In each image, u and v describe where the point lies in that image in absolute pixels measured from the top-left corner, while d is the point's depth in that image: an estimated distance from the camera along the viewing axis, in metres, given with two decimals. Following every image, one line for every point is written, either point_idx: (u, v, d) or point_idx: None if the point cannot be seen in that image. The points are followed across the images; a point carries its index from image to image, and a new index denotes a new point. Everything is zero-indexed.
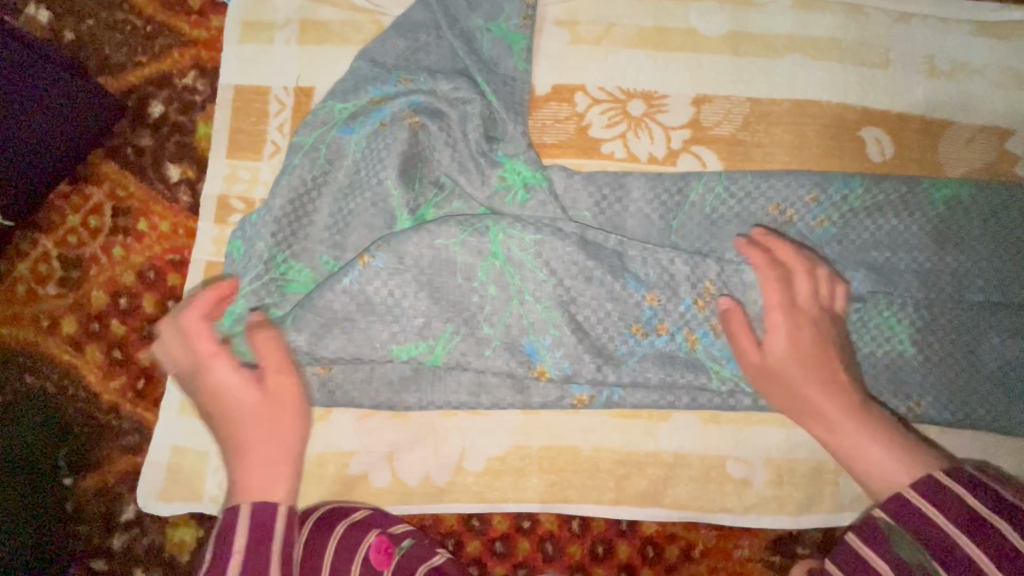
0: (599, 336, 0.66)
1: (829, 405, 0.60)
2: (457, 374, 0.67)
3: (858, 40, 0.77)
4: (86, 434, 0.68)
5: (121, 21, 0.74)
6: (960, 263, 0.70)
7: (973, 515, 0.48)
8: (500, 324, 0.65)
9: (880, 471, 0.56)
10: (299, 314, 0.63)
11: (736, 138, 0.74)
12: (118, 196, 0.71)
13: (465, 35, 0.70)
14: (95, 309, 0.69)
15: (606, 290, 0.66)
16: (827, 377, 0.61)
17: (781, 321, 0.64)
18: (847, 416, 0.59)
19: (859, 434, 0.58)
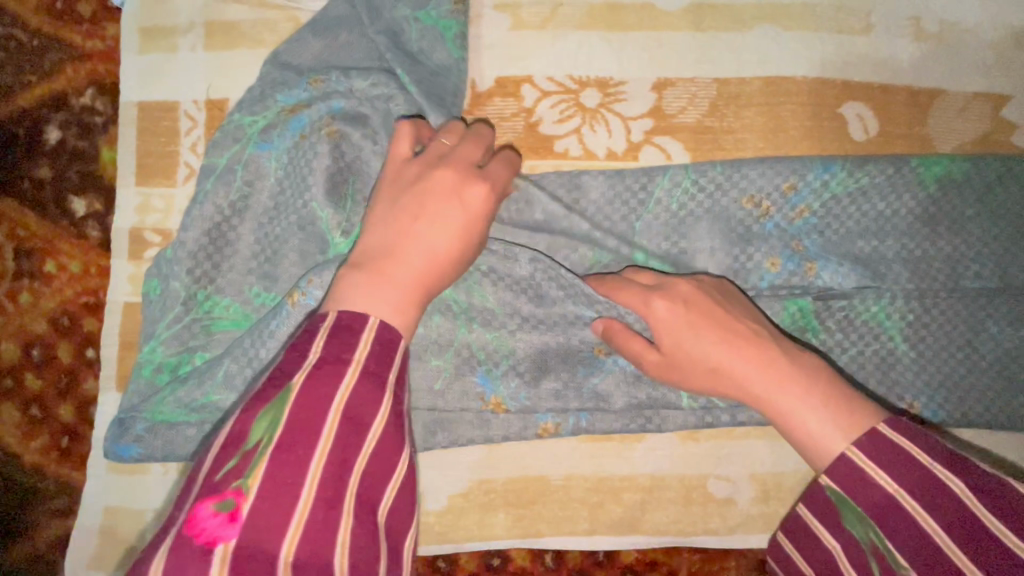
0: (553, 358, 0.61)
1: (749, 371, 0.50)
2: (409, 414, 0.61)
3: (835, 5, 0.69)
4: (10, 500, 0.63)
5: (5, 37, 0.65)
6: (951, 248, 0.64)
7: (920, 475, 0.39)
8: (449, 353, 0.60)
9: (821, 439, 0.45)
10: (227, 368, 0.56)
11: (703, 125, 0.67)
12: (19, 235, 0.64)
13: (390, 27, 0.62)
14: (6, 364, 0.63)
15: (560, 311, 0.61)
16: (730, 340, 0.51)
17: (646, 300, 0.55)
18: (762, 376, 0.49)
19: (787, 400, 0.47)
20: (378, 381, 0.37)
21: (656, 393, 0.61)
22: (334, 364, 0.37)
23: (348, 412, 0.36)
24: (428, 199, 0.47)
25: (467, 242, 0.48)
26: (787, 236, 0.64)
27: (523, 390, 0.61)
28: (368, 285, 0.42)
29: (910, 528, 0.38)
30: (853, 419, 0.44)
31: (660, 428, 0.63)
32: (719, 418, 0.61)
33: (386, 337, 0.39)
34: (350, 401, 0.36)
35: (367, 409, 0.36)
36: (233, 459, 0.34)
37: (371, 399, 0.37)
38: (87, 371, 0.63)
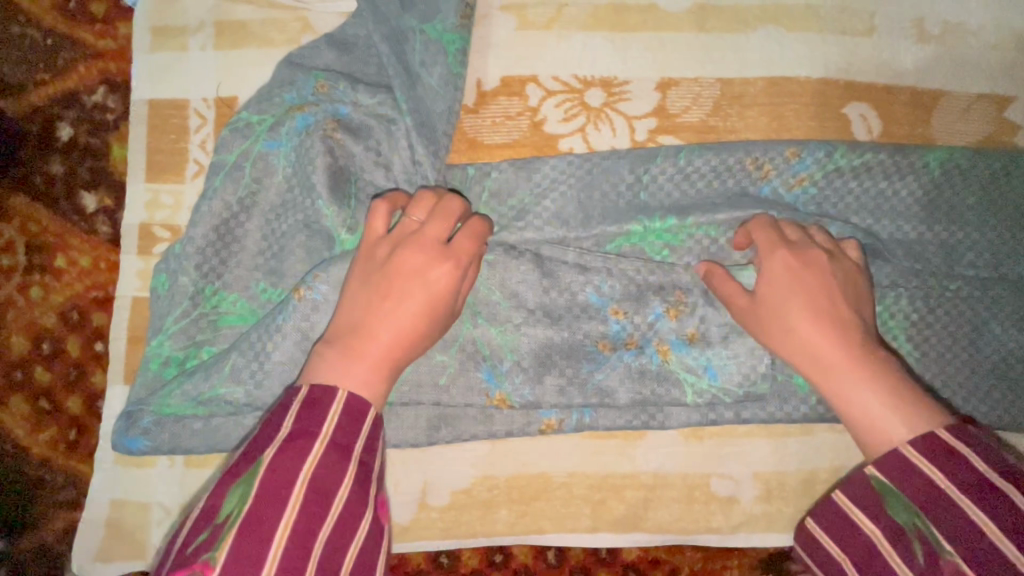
0: (557, 355, 0.62)
1: (829, 348, 0.50)
2: (414, 408, 0.62)
3: (838, 6, 0.69)
4: (18, 492, 0.63)
5: (19, 36, 0.66)
6: (952, 248, 0.64)
7: (969, 469, 0.40)
8: (454, 348, 0.61)
9: (878, 421, 0.46)
10: (234, 361, 0.56)
11: (706, 124, 0.67)
12: (31, 231, 0.65)
13: (396, 37, 0.61)
14: (16, 357, 0.64)
15: (567, 307, 0.62)
16: (822, 316, 0.52)
17: (771, 257, 0.55)
18: (842, 352, 0.50)
19: (853, 381, 0.48)
20: (342, 453, 0.41)
21: (660, 390, 0.62)
22: (302, 438, 0.41)
23: (312, 481, 0.39)
24: (400, 285, 0.51)
25: (434, 321, 0.52)
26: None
27: (528, 387, 0.61)
28: (346, 363, 0.48)
29: (958, 517, 0.39)
30: (914, 420, 0.45)
31: (663, 425, 0.63)
32: (722, 415, 0.62)
33: (353, 412, 0.44)
34: (316, 469, 0.40)
35: (333, 476, 0.40)
36: (204, 532, 0.37)
37: (336, 468, 0.40)
38: (95, 365, 0.64)
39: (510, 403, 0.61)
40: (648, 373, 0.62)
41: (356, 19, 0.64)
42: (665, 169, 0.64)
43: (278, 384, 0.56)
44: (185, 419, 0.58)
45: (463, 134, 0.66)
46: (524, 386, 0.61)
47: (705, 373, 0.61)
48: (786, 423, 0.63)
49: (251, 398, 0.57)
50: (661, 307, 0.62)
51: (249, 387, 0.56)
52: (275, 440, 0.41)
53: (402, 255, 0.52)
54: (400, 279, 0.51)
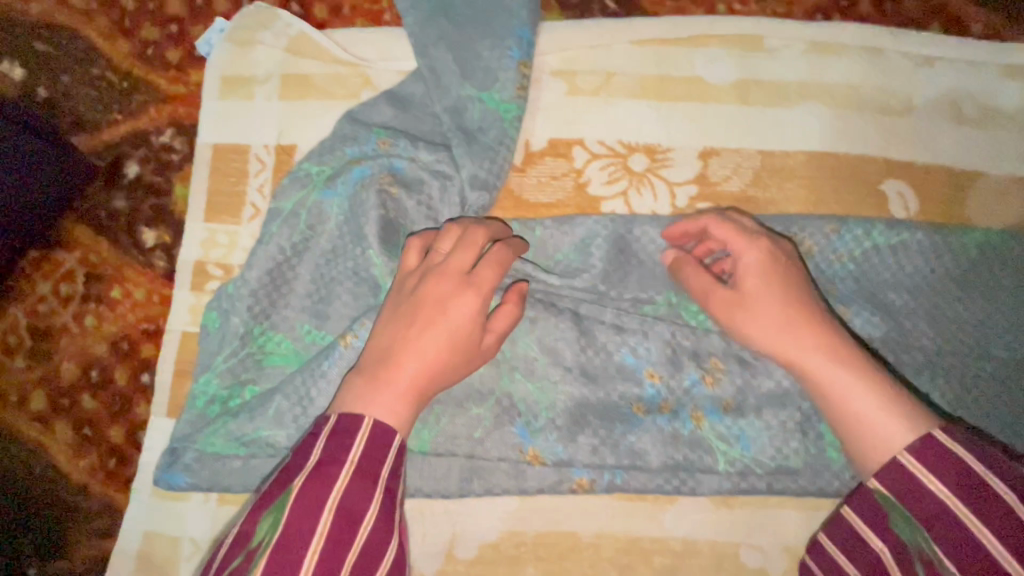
0: (591, 414, 0.63)
1: (815, 358, 0.52)
2: (449, 459, 0.62)
3: (878, 87, 0.71)
4: (53, 518, 0.64)
5: (97, 77, 0.70)
6: (989, 329, 0.65)
7: (961, 472, 0.43)
8: (489, 402, 0.62)
9: (864, 418, 0.49)
10: (278, 405, 0.58)
11: (746, 194, 0.69)
12: (91, 262, 0.67)
13: (455, 104, 0.65)
14: (65, 384, 0.66)
15: (604, 367, 0.64)
16: (796, 318, 0.54)
17: (743, 247, 0.58)
18: (815, 348, 0.53)
19: (835, 375, 0.51)
20: (366, 480, 0.44)
21: (691, 455, 0.63)
22: (330, 466, 0.43)
23: (340, 510, 0.42)
24: (430, 315, 0.52)
25: (462, 355, 0.53)
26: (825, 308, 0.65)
27: (561, 444, 0.62)
28: (369, 393, 0.49)
29: (954, 528, 0.42)
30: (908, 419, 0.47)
31: (694, 491, 0.63)
32: (755, 485, 0.62)
33: (376, 439, 0.46)
34: (342, 498, 0.42)
35: (359, 503, 0.43)
36: (240, 556, 0.40)
37: (361, 498, 0.43)
38: (140, 396, 0.66)
39: (542, 458, 0.62)
40: (681, 438, 0.63)
41: (416, 80, 0.67)
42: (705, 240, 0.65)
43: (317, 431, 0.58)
44: (224, 457, 0.59)
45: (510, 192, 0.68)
46: (558, 445, 0.62)
47: (737, 443, 0.62)
48: (818, 497, 0.63)
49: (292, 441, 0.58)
50: (696, 373, 0.63)
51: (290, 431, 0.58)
52: (304, 469, 0.43)
53: (429, 284, 0.53)
54: (425, 308, 0.53)
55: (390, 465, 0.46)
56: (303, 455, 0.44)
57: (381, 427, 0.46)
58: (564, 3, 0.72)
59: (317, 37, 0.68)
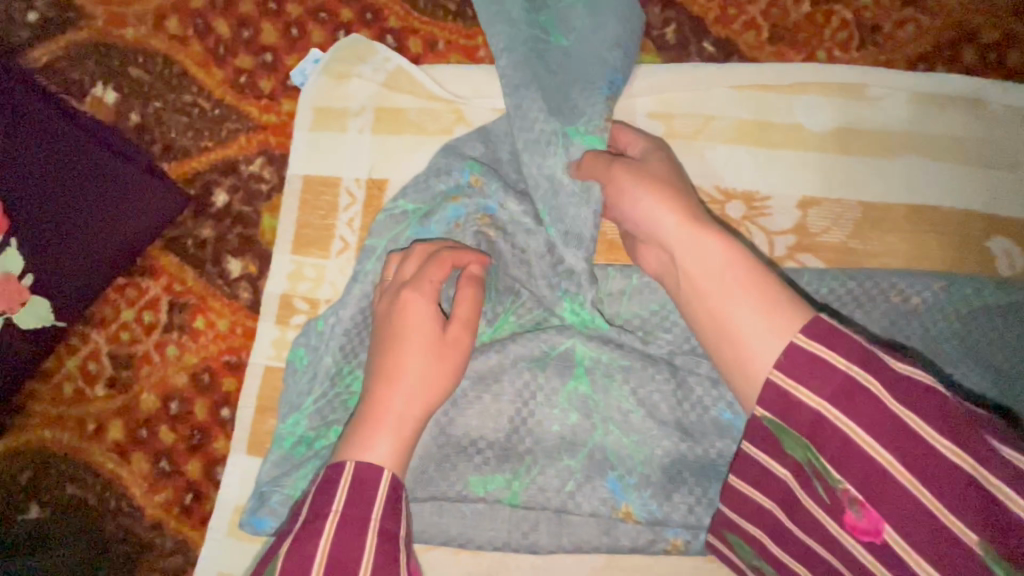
0: (689, 472, 0.60)
1: (701, 244, 0.48)
2: (540, 513, 0.60)
3: (982, 141, 0.69)
4: (124, 554, 0.62)
5: (190, 104, 0.70)
6: None
7: (881, 412, 0.37)
8: (582, 454, 0.60)
9: (739, 329, 0.44)
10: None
11: (846, 246, 0.67)
12: (175, 290, 0.67)
13: None
14: (143, 415, 0.64)
15: (700, 421, 0.61)
16: (676, 198, 0.52)
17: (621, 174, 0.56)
18: (681, 241, 0.49)
19: (711, 283, 0.46)
20: (354, 527, 0.42)
21: None
22: (315, 522, 0.42)
23: (330, 564, 0.40)
24: (404, 336, 0.52)
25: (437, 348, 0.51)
26: (933, 369, 0.62)
27: (655, 502, 0.60)
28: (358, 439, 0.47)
29: (864, 462, 0.37)
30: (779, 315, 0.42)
31: None
32: None
33: (362, 479, 0.44)
34: (330, 551, 0.40)
35: (351, 551, 0.41)
36: None
37: (350, 545, 0.41)
38: (218, 430, 0.64)
39: (636, 515, 0.59)
40: None
41: None
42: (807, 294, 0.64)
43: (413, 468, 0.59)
44: None
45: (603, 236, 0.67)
46: (654, 503, 0.60)
47: None
48: None
49: None
50: None
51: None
52: (287, 535, 0.42)
53: (385, 312, 0.54)
54: (386, 337, 0.52)
55: (381, 507, 0.44)
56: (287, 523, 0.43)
57: (366, 464, 0.45)
58: (660, 43, 0.71)
59: (414, 72, 0.67)
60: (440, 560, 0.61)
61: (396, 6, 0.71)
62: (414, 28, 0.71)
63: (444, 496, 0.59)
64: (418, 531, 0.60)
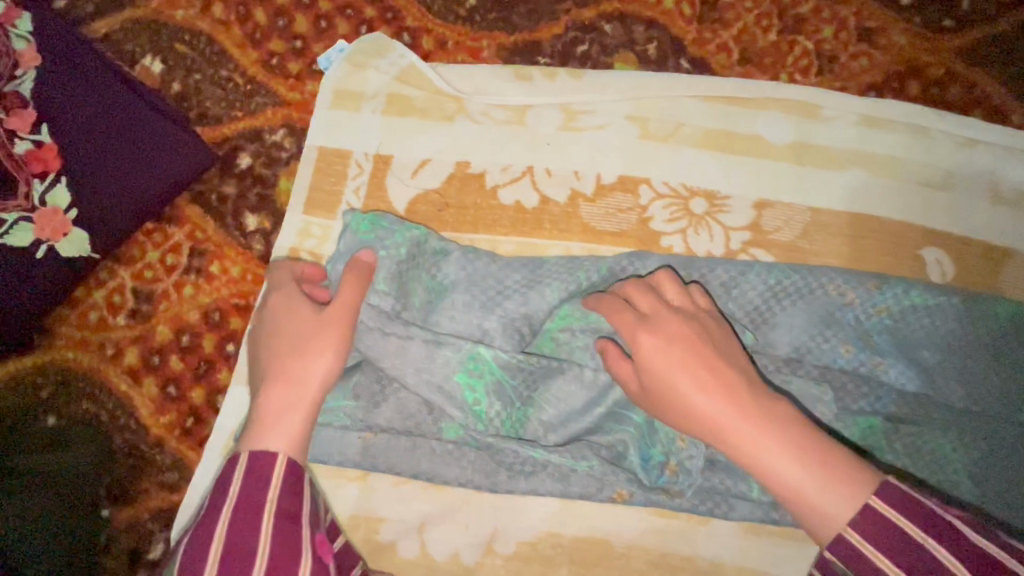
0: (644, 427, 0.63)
1: (748, 423, 0.51)
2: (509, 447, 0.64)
3: (922, 161, 0.77)
4: (129, 466, 0.70)
5: (226, 78, 0.80)
6: (1015, 384, 0.68)
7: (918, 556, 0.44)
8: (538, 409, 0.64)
9: (817, 505, 0.47)
10: (357, 381, 0.65)
11: (795, 245, 0.75)
12: (196, 237, 0.75)
13: (537, 141, 0.76)
14: (157, 344, 0.72)
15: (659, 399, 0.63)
16: (707, 369, 0.55)
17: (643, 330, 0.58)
18: (748, 422, 0.51)
19: (770, 453, 0.50)
20: (250, 513, 0.47)
21: (726, 481, 0.64)
22: (215, 511, 0.47)
23: (227, 549, 0.45)
24: (291, 325, 0.60)
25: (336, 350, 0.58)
26: (861, 356, 0.69)
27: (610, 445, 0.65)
28: (253, 435, 0.52)
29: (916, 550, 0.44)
30: (853, 479, 0.47)
31: (725, 516, 0.67)
32: (785, 515, 0.66)
33: (256, 467, 0.50)
34: (228, 535, 0.46)
35: (246, 536, 0.46)
36: None
37: (243, 533, 0.46)
38: (222, 363, 0.72)
39: (591, 466, 0.64)
40: (717, 463, 0.65)
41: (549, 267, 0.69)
42: (755, 283, 0.71)
43: (390, 411, 0.65)
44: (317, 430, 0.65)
45: (579, 219, 0.75)
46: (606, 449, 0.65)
47: None
48: None
49: (365, 415, 0.65)
50: None
51: (366, 407, 0.64)
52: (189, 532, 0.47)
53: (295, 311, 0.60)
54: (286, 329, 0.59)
55: (276, 488, 0.49)
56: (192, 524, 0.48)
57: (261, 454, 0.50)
58: (643, 57, 0.81)
59: (425, 67, 0.77)
60: (408, 493, 0.68)
61: (414, 8, 0.81)
62: (428, 28, 0.81)
63: (419, 433, 0.66)
64: (390, 460, 0.67)
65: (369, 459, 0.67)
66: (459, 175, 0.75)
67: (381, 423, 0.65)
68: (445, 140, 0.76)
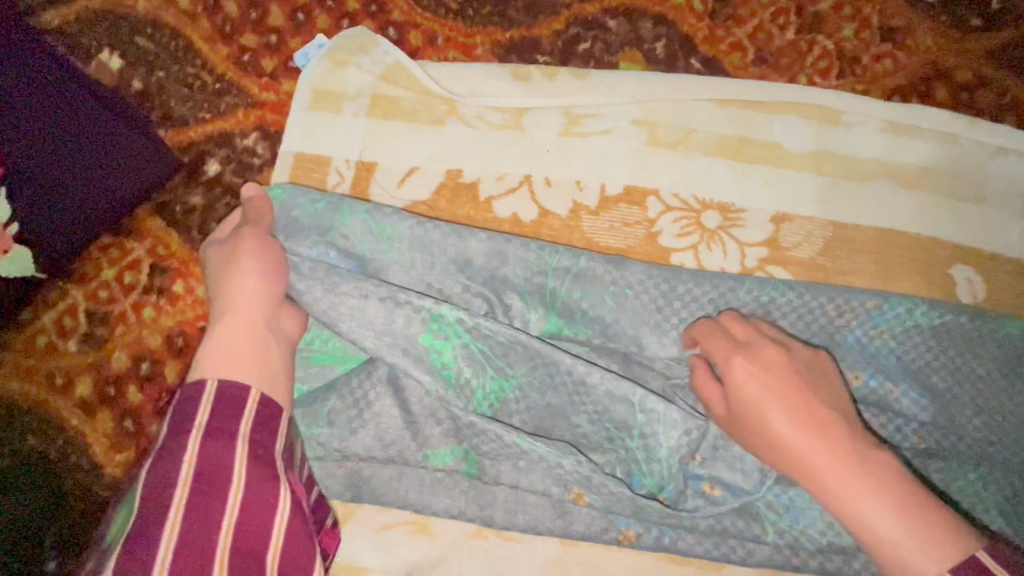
0: (635, 418, 0.58)
1: (838, 461, 0.47)
2: (491, 429, 0.58)
3: (951, 171, 0.71)
4: (82, 510, 0.63)
5: (192, 76, 0.72)
6: None
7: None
8: (527, 409, 0.60)
9: (908, 554, 0.43)
10: (333, 404, 0.59)
11: (815, 262, 0.69)
12: (158, 252, 0.68)
13: (535, 147, 0.69)
14: (114, 373, 0.65)
15: (657, 413, 0.58)
16: (797, 400, 0.51)
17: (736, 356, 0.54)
18: (840, 459, 0.47)
19: (857, 497, 0.45)
20: (223, 436, 0.45)
21: (738, 524, 0.60)
22: (175, 438, 0.44)
23: (197, 473, 0.43)
24: (218, 259, 0.56)
25: (269, 269, 0.55)
26: (872, 383, 0.63)
27: (599, 438, 0.59)
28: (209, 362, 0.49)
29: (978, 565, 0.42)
30: (946, 536, 0.43)
31: (743, 562, 0.60)
32: (807, 562, 0.60)
33: (222, 396, 0.47)
34: (198, 461, 0.43)
35: (218, 463, 0.43)
36: (106, 555, 0.41)
37: (217, 458, 0.44)
38: None
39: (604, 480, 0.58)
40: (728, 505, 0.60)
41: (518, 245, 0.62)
42: (780, 303, 0.64)
43: (370, 436, 0.59)
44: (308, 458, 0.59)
45: (581, 233, 0.68)
46: (597, 450, 0.60)
47: (786, 513, 0.60)
48: None
49: (341, 443, 0.59)
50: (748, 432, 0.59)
51: (342, 434, 0.59)
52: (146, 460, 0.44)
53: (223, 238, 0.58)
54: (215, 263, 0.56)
55: (249, 419, 0.47)
56: (146, 457, 0.44)
57: (227, 384, 0.47)
58: (650, 57, 0.74)
59: (412, 66, 0.70)
60: (393, 539, 0.61)
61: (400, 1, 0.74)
62: (416, 22, 0.74)
63: (404, 461, 0.60)
64: (377, 489, 0.60)
65: (354, 492, 0.60)
66: (450, 185, 0.68)
67: (360, 452, 0.59)
68: (434, 146, 0.69)
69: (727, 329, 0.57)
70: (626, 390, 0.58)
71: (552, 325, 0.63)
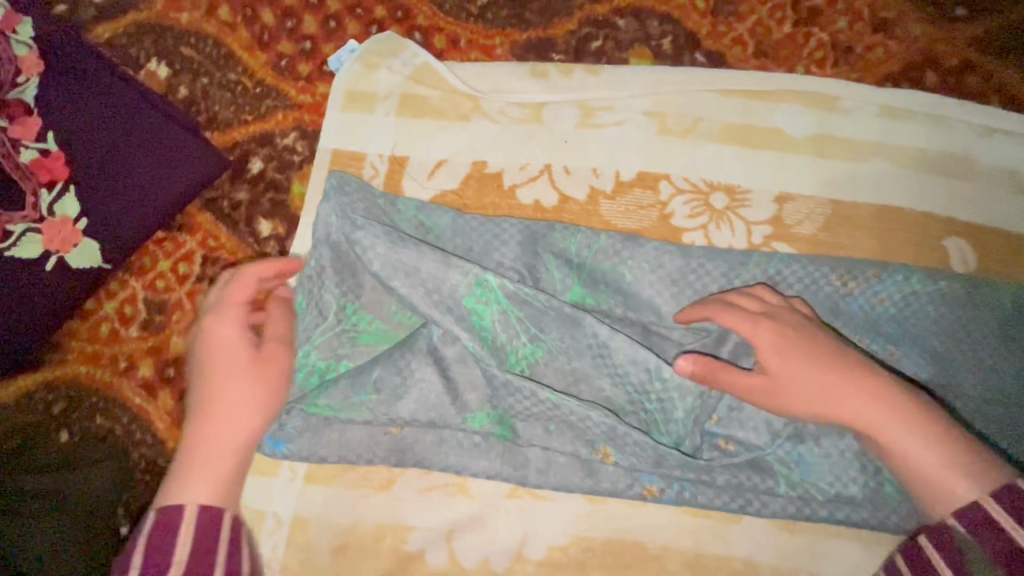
0: (655, 379, 0.63)
1: (880, 414, 0.54)
2: (525, 386, 0.63)
3: (944, 151, 0.76)
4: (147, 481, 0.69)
5: (234, 82, 0.78)
6: None
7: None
8: (559, 371, 0.64)
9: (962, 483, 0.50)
10: (379, 374, 0.64)
11: (817, 238, 0.74)
12: (209, 245, 0.74)
13: (556, 139, 0.75)
14: (172, 356, 0.71)
15: (677, 374, 0.62)
16: (832, 367, 0.57)
17: (762, 331, 0.60)
18: (882, 411, 0.54)
19: (908, 442, 0.53)
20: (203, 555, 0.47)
21: (753, 478, 0.64)
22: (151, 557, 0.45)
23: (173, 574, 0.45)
24: (228, 370, 0.58)
25: (261, 406, 0.57)
26: (875, 347, 0.68)
27: (622, 399, 0.64)
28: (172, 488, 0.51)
29: None
30: (989, 464, 0.51)
31: (759, 513, 0.65)
32: (817, 511, 0.65)
33: (206, 515, 0.49)
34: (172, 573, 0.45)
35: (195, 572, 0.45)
36: None
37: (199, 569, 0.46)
38: None
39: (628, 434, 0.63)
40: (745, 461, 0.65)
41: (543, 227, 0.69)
42: (784, 274, 0.70)
43: (414, 402, 0.64)
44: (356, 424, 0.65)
45: (599, 217, 0.74)
46: (620, 410, 0.64)
47: (797, 468, 0.64)
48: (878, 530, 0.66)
49: (388, 408, 0.64)
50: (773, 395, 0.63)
51: (388, 401, 0.64)
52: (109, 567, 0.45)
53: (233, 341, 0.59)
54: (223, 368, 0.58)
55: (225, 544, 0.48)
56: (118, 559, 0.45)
57: (206, 511, 0.49)
58: (658, 52, 0.80)
59: (438, 67, 0.75)
60: (435, 501, 0.66)
61: (425, 7, 0.80)
62: (440, 27, 0.80)
63: (444, 424, 0.65)
64: (420, 456, 0.65)
65: (399, 457, 0.65)
66: (476, 175, 0.74)
67: (404, 416, 0.64)
68: (461, 140, 0.74)
69: (730, 301, 0.63)
70: (643, 353, 0.63)
71: (577, 296, 0.67)
